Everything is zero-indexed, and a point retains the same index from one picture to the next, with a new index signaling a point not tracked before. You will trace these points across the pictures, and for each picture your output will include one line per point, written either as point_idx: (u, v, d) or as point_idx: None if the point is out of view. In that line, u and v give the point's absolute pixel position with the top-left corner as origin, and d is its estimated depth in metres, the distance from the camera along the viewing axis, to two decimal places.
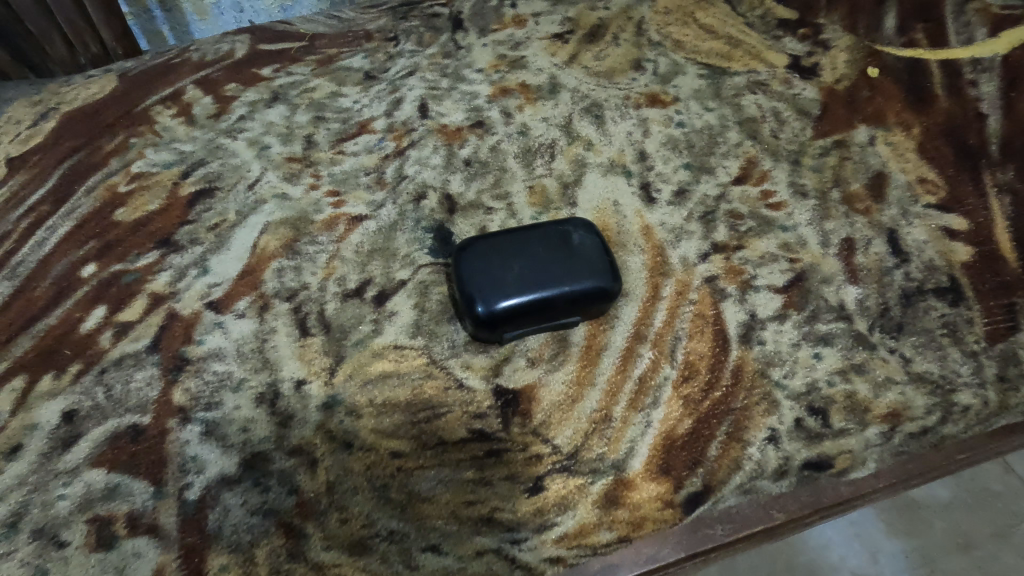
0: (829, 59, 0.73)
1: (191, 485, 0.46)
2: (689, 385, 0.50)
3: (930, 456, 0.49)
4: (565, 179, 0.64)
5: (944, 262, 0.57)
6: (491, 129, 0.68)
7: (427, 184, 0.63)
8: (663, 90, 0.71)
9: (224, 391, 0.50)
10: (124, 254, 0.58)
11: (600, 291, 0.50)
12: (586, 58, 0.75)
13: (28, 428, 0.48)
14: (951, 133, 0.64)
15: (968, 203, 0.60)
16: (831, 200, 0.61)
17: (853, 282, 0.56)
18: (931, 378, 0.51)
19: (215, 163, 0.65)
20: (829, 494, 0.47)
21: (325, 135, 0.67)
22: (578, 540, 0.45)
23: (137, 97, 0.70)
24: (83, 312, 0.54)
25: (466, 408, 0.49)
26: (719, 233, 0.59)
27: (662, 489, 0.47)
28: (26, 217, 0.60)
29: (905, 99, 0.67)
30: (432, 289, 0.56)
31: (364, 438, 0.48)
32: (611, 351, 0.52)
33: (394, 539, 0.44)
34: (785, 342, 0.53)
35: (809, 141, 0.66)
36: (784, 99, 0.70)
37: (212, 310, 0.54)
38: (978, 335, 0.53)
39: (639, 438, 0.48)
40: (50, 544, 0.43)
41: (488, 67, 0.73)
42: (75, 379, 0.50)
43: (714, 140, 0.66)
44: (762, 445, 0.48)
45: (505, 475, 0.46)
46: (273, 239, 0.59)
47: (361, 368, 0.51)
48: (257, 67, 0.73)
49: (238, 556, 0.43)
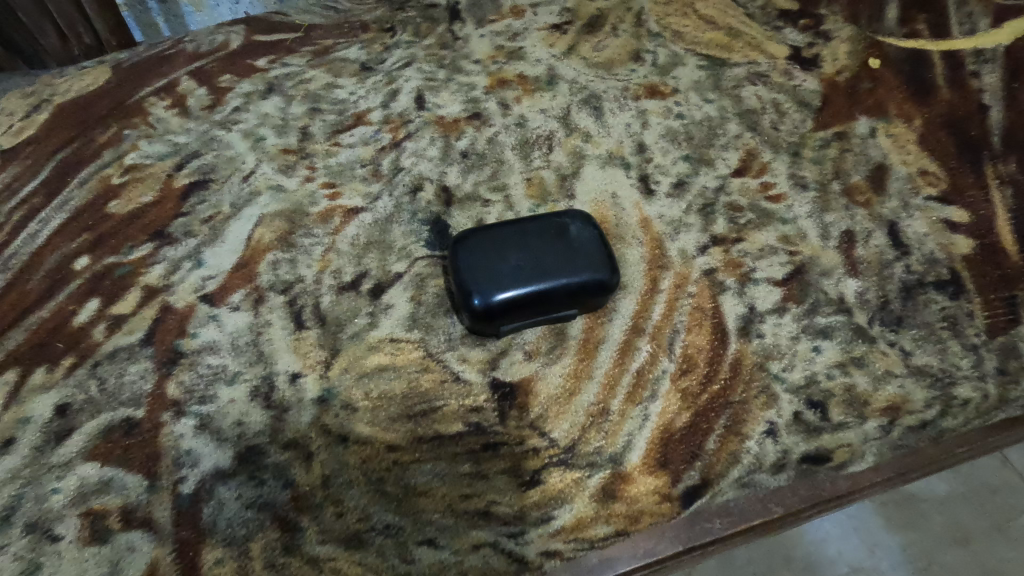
0: (830, 50, 0.72)
1: (186, 478, 0.45)
2: (687, 378, 0.50)
3: (928, 450, 0.49)
4: (563, 171, 0.63)
5: (944, 254, 0.56)
6: (488, 121, 0.67)
7: (424, 176, 0.62)
8: (662, 81, 0.70)
9: (218, 384, 0.49)
10: (117, 247, 0.57)
11: (598, 284, 0.50)
12: (584, 48, 0.74)
13: (21, 421, 0.48)
14: (953, 124, 0.64)
15: (969, 195, 0.59)
16: (831, 192, 0.61)
17: (853, 274, 0.55)
18: (931, 371, 0.51)
19: (209, 155, 0.64)
20: (827, 487, 0.47)
21: (321, 127, 0.66)
22: (575, 534, 0.44)
23: (131, 88, 0.69)
24: (76, 306, 0.54)
25: (463, 402, 0.49)
26: (718, 225, 0.59)
27: (661, 483, 0.46)
28: (19, 209, 0.60)
29: (906, 90, 0.67)
30: (429, 282, 0.55)
31: (359, 431, 0.47)
32: (609, 345, 0.52)
33: (389, 533, 0.44)
34: (784, 335, 0.52)
35: (809, 133, 0.65)
36: (784, 91, 0.69)
37: (207, 303, 0.54)
38: (978, 328, 0.53)
39: (636, 432, 0.48)
40: (43, 538, 0.43)
41: (486, 58, 0.73)
42: (68, 371, 0.50)
43: (714, 132, 0.66)
44: (761, 438, 0.48)
45: (502, 468, 0.46)
46: (268, 231, 0.58)
47: (356, 361, 0.51)
48: (253, 58, 0.73)
49: (233, 550, 0.43)
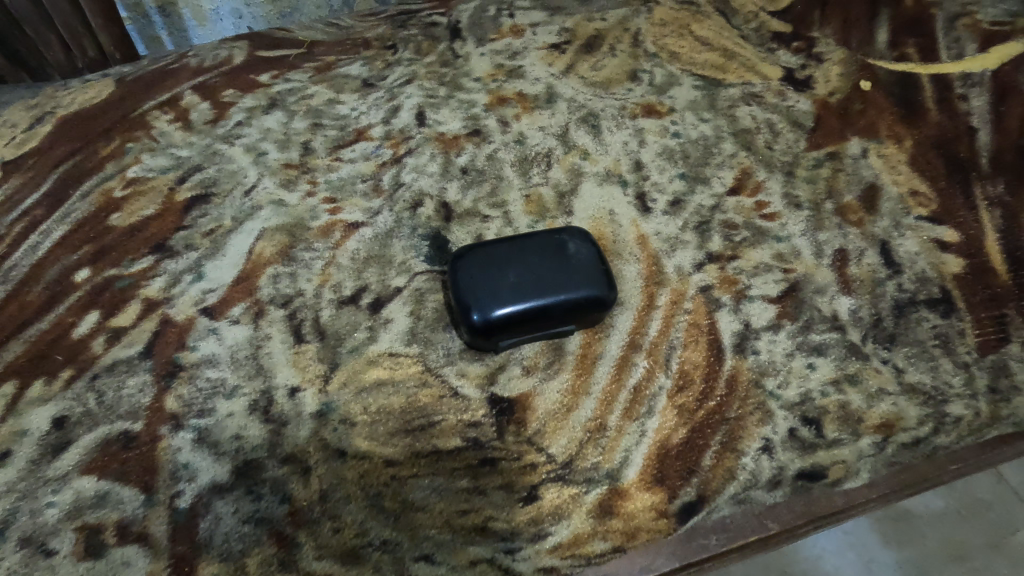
0: (823, 72, 0.73)
1: (183, 493, 0.45)
2: (683, 395, 0.51)
3: (923, 467, 0.49)
4: (561, 188, 0.64)
5: (935, 273, 0.57)
6: (488, 138, 0.68)
7: (424, 192, 0.63)
8: (658, 101, 0.71)
9: (217, 398, 0.49)
10: (118, 259, 0.58)
11: (596, 301, 0.50)
12: (582, 68, 0.75)
13: (17, 434, 0.48)
14: (943, 145, 0.65)
15: (959, 215, 0.61)
16: (824, 211, 0.62)
17: (847, 293, 0.56)
18: (923, 389, 0.51)
19: (211, 169, 0.65)
20: (822, 504, 0.48)
21: (322, 142, 0.67)
22: (572, 550, 0.45)
23: (133, 101, 0.70)
24: (76, 318, 0.54)
25: (461, 417, 0.49)
26: (714, 243, 0.60)
27: (657, 499, 0.47)
28: (20, 220, 0.60)
29: (897, 112, 0.68)
30: (428, 296, 0.56)
31: (358, 446, 0.47)
32: (606, 360, 0.52)
33: (387, 548, 0.44)
34: (779, 352, 0.53)
35: (803, 153, 0.66)
36: (778, 111, 0.70)
37: (207, 316, 0.54)
38: (970, 346, 0.53)
39: (633, 448, 0.48)
40: (37, 552, 0.43)
41: (486, 76, 0.74)
42: (66, 384, 0.50)
43: (709, 151, 0.67)
44: (756, 455, 0.48)
45: (499, 484, 0.46)
46: (269, 245, 0.59)
47: (355, 375, 0.51)
48: (255, 73, 0.73)
49: (229, 565, 0.43)
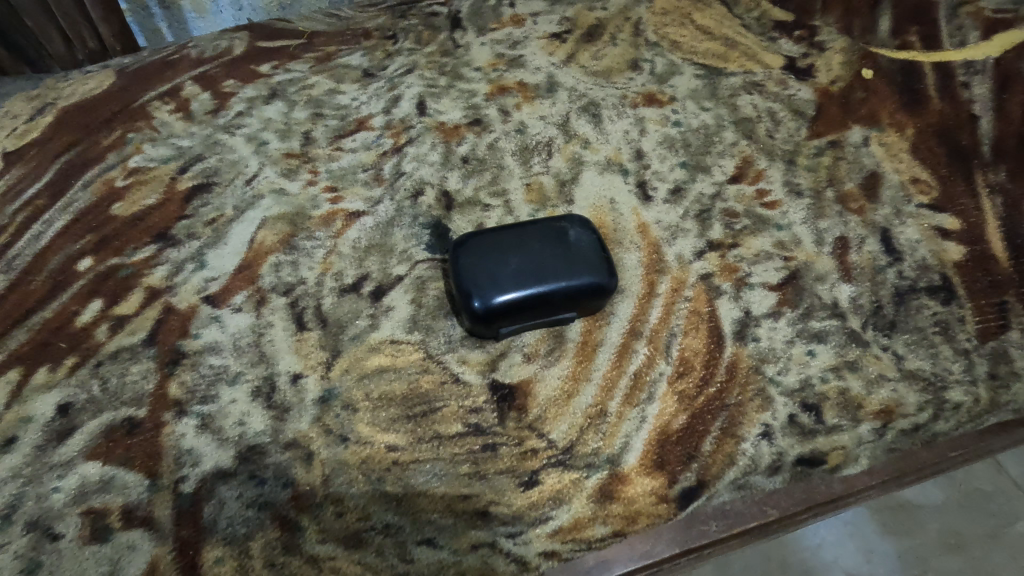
0: (823, 61, 0.73)
1: (187, 478, 0.46)
2: (684, 381, 0.51)
3: (921, 454, 0.50)
4: (562, 177, 0.64)
5: (936, 260, 0.57)
6: (489, 127, 0.68)
7: (425, 181, 0.63)
8: (659, 90, 0.71)
9: (219, 385, 0.50)
10: (121, 248, 0.58)
11: (596, 288, 0.51)
12: (583, 57, 0.75)
13: (22, 421, 0.48)
14: (944, 133, 0.65)
15: (960, 203, 0.60)
16: (825, 199, 0.62)
17: (847, 280, 0.56)
18: (923, 375, 0.52)
19: (213, 159, 0.65)
20: (822, 491, 0.48)
21: (323, 132, 0.67)
22: (573, 535, 0.45)
23: (135, 92, 0.70)
24: (79, 306, 0.54)
25: (463, 403, 0.49)
26: (715, 231, 0.60)
27: (658, 483, 0.47)
28: (23, 210, 0.60)
29: (899, 101, 0.68)
30: (429, 285, 0.56)
31: (359, 431, 0.48)
32: (606, 347, 0.53)
33: (390, 532, 0.44)
34: (780, 339, 0.53)
35: (803, 142, 0.66)
36: (779, 100, 0.70)
37: (209, 304, 0.54)
38: (969, 333, 0.53)
39: (633, 433, 0.48)
40: (43, 536, 0.43)
41: (487, 66, 0.74)
42: (70, 372, 0.50)
43: (710, 139, 0.67)
44: (756, 440, 0.48)
45: (500, 469, 0.46)
46: (271, 234, 0.59)
47: (357, 363, 0.51)
48: (256, 64, 0.74)
49: (233, 548, 0.43)
